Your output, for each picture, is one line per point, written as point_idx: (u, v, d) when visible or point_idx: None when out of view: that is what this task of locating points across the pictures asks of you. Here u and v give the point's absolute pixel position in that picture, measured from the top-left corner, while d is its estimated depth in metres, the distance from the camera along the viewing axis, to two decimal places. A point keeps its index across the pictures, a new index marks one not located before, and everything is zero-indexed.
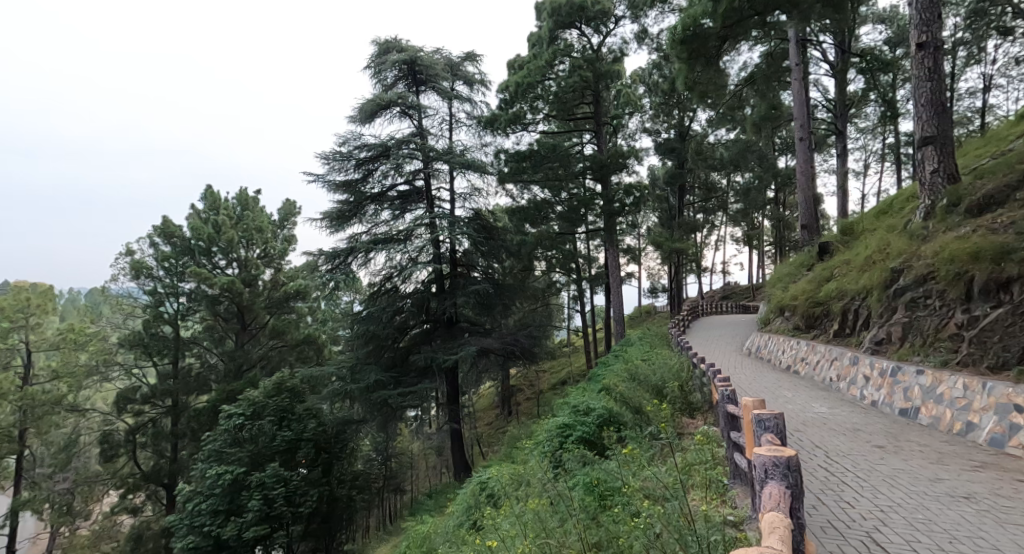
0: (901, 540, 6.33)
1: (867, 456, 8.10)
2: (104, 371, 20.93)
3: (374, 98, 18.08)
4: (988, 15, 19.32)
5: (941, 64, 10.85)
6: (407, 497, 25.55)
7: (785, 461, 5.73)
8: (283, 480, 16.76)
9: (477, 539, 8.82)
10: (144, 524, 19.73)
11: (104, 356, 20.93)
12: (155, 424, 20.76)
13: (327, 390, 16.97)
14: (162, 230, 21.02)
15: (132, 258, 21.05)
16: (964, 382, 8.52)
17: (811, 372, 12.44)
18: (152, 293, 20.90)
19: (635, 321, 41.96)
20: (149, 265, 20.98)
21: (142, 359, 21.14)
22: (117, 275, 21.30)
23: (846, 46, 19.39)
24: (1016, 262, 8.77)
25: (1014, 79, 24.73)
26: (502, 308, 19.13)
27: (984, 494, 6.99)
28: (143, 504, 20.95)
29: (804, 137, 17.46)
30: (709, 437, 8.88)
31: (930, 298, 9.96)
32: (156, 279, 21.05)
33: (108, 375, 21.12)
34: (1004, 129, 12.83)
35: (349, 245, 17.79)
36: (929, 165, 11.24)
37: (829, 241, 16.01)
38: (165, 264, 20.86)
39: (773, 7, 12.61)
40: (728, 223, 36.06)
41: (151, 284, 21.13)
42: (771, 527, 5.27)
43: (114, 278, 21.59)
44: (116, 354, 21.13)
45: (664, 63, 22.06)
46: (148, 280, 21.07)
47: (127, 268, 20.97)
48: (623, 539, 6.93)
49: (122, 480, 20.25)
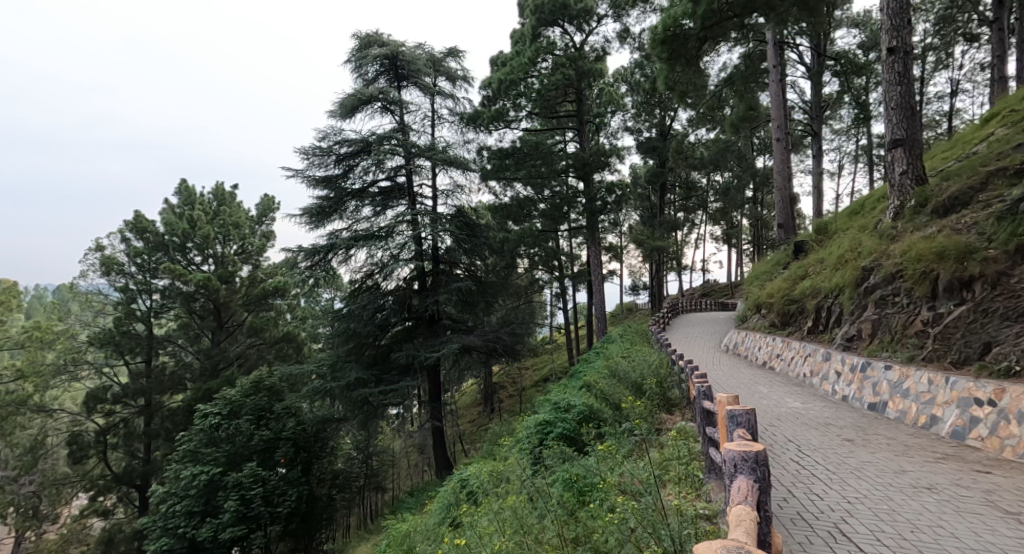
0: (866, 530, 6.56)
1: (837, 450, 8.35)
2: (71, 370, 20.63)
3: (355, 93, 18.03)
4: (956, 22, 19.87)
5: (911, 68, 11.16)
6: (388, 496, 25.53)
7: (753, 455, 5.91)
8: (260, 480, 16.72)
9: (453, 539, 8.94)
10: (116, 527, 19.49)
11: (72, 356, 20.49)
12: (127, 424, 20.49)
13: (306, 388, 16.91)
14: (134, 225, 20.76)
15: (103, 254, 20.79)
16: (929, 377, 8.81)
17: (786, 368, 12.76)
18: (125, 289, 20.67)
19: (616, 318, 42.35)
20: (121, 262, 20.71)
21: (114, 358, 20.81)
22: (87, 271, 20.99)
23: (822, 48, 19.81)
24: (978, 262, 9.06)
25: (979, 85, 25.51)
26: (485, 305, 19.51)
27: (945, 484, 7.26)
28: (114, 506, 20.71)
29: (781, 138, 17.75)
30: (685, 434, 9.09)
31: (898, 295, 10.24)
32: (128, 275, 20.83)
33: (77, 374, 20.77)
34: (970, 132, 13.22)
35: (329, 242, 17.73)
36: (898, 167, 11.57)
37: (804, 240, 16.34)
38: (137, 259, 20.71)
39: (750, 9, 12.85)
40: (708, 222, 36.68)
41: (122, 281, 20.89)
42: (738, 520, 5.45)
43: (84, 275, 21.18)
44: (84, 353, 20.63)
45: (646, 63, 22.33)
46: (119, 276, 20.83)
47: (97, 264, 20.68)
48: (598, 534, 7.04)
49: (92, 482, 19.99)
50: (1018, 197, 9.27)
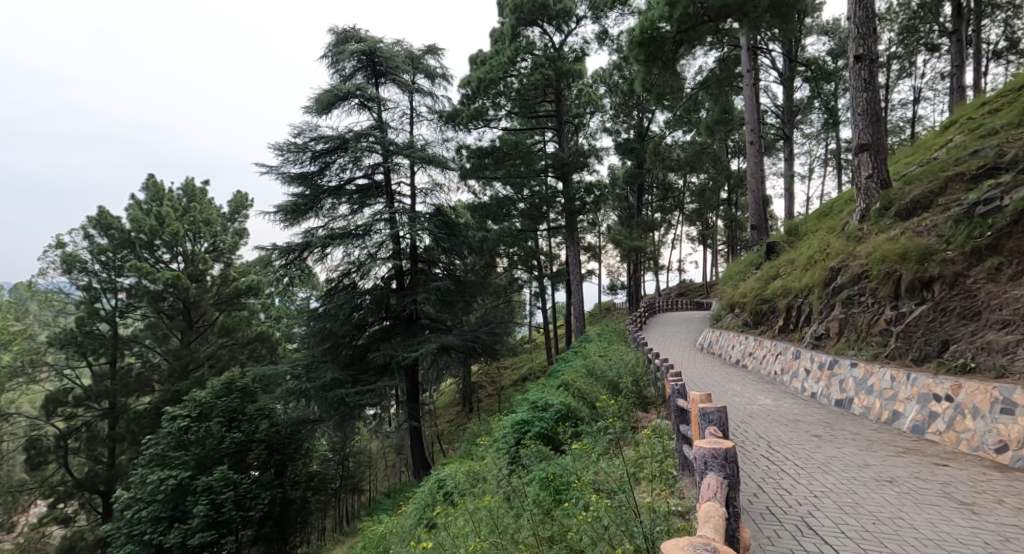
0: (831, 524, 6.81)
1: (805, 445, 8.63)
2: (30, 372, 20.26)
3: (331, 89, 18.00)
4: (919, 32, 20.48)
5: (876, 75, 11.54)
6: (365, 498, 25.53)
7: (723, 452, 6.12)
8: (231, 484, 16.58)
9: (428, 540, 9.07)
10: (78, 535, 19.11)
11: (30, 357, 20.20)
12: (90, 428, 20.09)
13: (281, 389, 16.84)
14: (99, 221, 20.45)
15: (64, 251, 20.37)
16: (892, 374, 9.16)
17: (757, 366, 13.10)
18: (88, 288, 20.30)
19: (594, 317, 42.72)
20: (83, 260, 20.37)
21: (75, 359, 20.42)
22: (47, 269, 20.51)
23: (794, 54, 20.28)
24: (938, 263, 9.41)
25: (940, 93, 26.33)
26: (464, 305, 19.61)
27: (905, 477, 7.56)
28: (75, 514, 20.25)
29: (755, 141, 18.15)
30: (660, 432, 9.31)
31: (864, 295, 10.59)
32: (91, 272, 20.48)
33: (36, 376, 20.37)
34: (931, 138, 13.69)
35: (305, 240, 17.71)
36: (864, 171, 11.97)
37: (776, 241, 16.74)
38: (101, 257, 20.41)
39: (725, 14, 13.16)
40: (684, 222, 37.31)
41: (86, 279, 20.53)
42: (707, 516, 5.62)
43: (44, 273, 20.75)
44: (44, 354, 20.34)
45: (624, 64, 22.60)
46: (82, 275, 20.49)
47: (58, 262, 20.27)
48: (572, 533, 7.19)
49: (52, 489, 19.51)
50: (974, 201, 9.66)
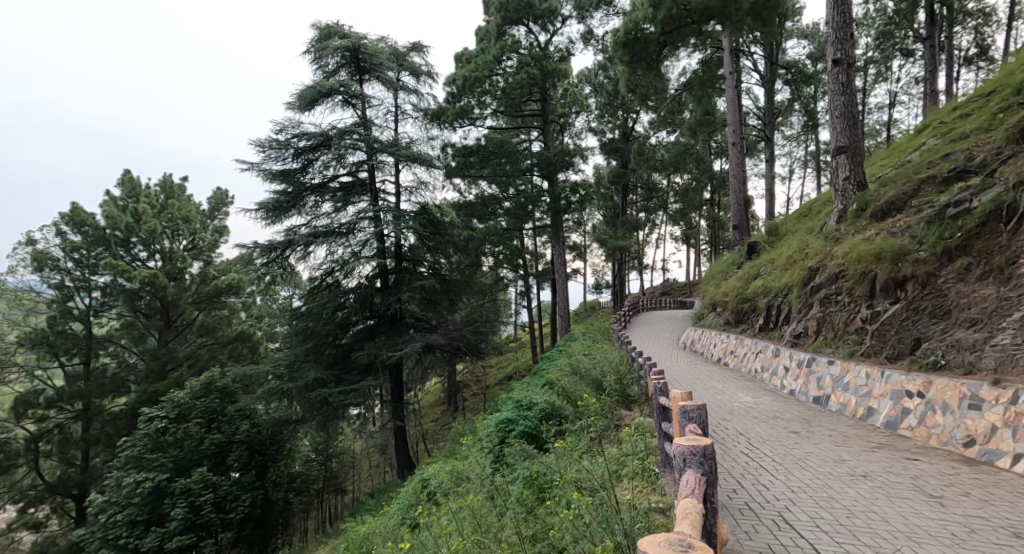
0: (807, 517, 6.99)
1: (783, 442, 8.81)
2: None
3: (315, 86, 17.94)
4: (895, 38, 20.90)
5: (853, 79, 11.79)
6: (348, 498, 25.53)
7: (701, 450, 6.25)
8: (210, 486, 16.48)
9: (409, 541, 9.12)
10: (50, 540, 18.86)
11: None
12: (62, 431, 19.82)
13: (263, 389, 16.76)
14: (72, 218, 20.18)
15: (35, 249, 20.01)
16: (867, 371, 9.40)
17: (738, 363, 13.35)
18: (60, 286, 19.96)
19: (579, 316, 43.00)
20: (55, 257, 20.08)
21: (47, 359, 20.09)
22: (17, 267, 20.17)
23: (774, 57, 20.59)
24: (911, 263, 9.65)
25: (915, 98, 26.85)
26: (449, 304, 19.65)
27: (878, 472, 7.77)
28: (47, 518, 19.95)
29: (737, 142, 18.37)
30: (642, 430, 9.46)
31: (840, 294, 10.83)
32: (63, 271, 20.17)
33: (5, 377, 20.02)
34: (906, 141, 13.98)
35: (287, 238, 17.66)
36: (842, 173, 12.24)
37: (757, 241, 17.01)
38: (74, 255, 20.17)
39: (707, 16, 13.34)
40: (667, 222, 37.71)
41: (57, 277, 20.21)
42: (685, 513, 5.74)
43: (13, 271, 20.41)
44: (14, 355, 19.95)
45: (609, 64, 22.76)
46: (53, 273, 20.17)
47: (28, 260, 19.91)
48: (553, 530, 7.29)
49: (22, 493, 19.15)
50: (945, 203, 9.92)
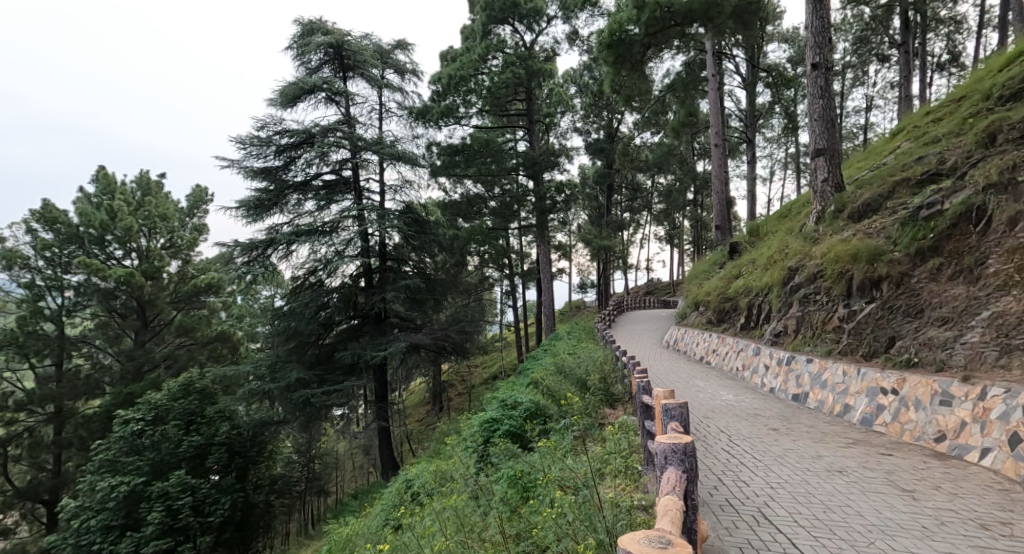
0: (785, 513, 7.15)
1: (763, 439, 8.99)
2: None
3: (297, 82, 17.88)
4: (871, 42, 21.27)
5: (831, 82, 12.04)
6: (331, 499, 25.41)
7: (682, 447, 6.39)
8: (188, 489, 16.34)
9: (387, 543, 9.17)
10: (20, 546, 18.65)
11: None
12: (33, 434, 19.58)
13: (244, 389, 16.67)
14: (44, 215, 19.86)
15: (5, 247, 19.64)
16: (844, 368, 9.62)
17: (719, 362, 13.55)
18: (31, 286, 19.60)
19: (565, 316, 43.18)
20: (26, 256, 19.77)
21: (17, 361, 19.84)
22: None
23: (756, 60, 20.86)
24: (886, 263, 9.88)
25: (890, 102, 27.31)
26: (434, 303, 19.67)
27: (854, 468, 7.96)
28: (17, 524, 19.65)
29: (719, 143, 18.60)
30: (626, 429, 9.59)
31: (818, 294, 11.06)
32: (34, 269, 19.85)
33: None
34: (882, 144, 14.28)
35: (268, 237, 17.58)
36: (820, 174, 12.47)
37: (738, 242, 17.26)
38: (47, 253, 19.87)
39: (690, 18, 13.62)
40: (651, 222, 37.99)
41: (27, 276, 19.85)
42: (665, 510, 5.86)
43: None
44: None
45: (594, 65, 22.93)
46: (24, 271, 19.82)
47: None
48: (536, 529, 7.39)
49: None
50: (918, 204, 10.17)
